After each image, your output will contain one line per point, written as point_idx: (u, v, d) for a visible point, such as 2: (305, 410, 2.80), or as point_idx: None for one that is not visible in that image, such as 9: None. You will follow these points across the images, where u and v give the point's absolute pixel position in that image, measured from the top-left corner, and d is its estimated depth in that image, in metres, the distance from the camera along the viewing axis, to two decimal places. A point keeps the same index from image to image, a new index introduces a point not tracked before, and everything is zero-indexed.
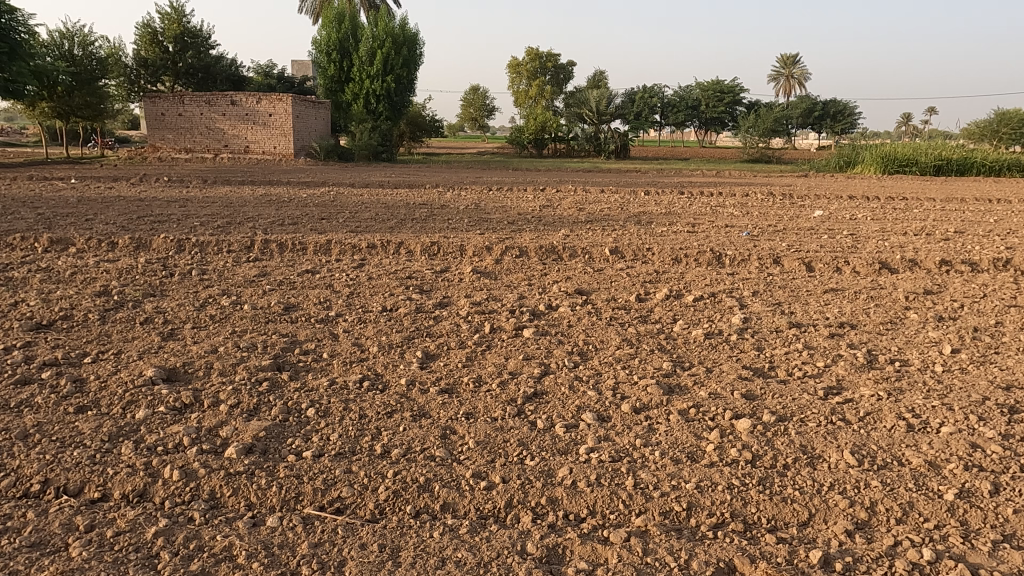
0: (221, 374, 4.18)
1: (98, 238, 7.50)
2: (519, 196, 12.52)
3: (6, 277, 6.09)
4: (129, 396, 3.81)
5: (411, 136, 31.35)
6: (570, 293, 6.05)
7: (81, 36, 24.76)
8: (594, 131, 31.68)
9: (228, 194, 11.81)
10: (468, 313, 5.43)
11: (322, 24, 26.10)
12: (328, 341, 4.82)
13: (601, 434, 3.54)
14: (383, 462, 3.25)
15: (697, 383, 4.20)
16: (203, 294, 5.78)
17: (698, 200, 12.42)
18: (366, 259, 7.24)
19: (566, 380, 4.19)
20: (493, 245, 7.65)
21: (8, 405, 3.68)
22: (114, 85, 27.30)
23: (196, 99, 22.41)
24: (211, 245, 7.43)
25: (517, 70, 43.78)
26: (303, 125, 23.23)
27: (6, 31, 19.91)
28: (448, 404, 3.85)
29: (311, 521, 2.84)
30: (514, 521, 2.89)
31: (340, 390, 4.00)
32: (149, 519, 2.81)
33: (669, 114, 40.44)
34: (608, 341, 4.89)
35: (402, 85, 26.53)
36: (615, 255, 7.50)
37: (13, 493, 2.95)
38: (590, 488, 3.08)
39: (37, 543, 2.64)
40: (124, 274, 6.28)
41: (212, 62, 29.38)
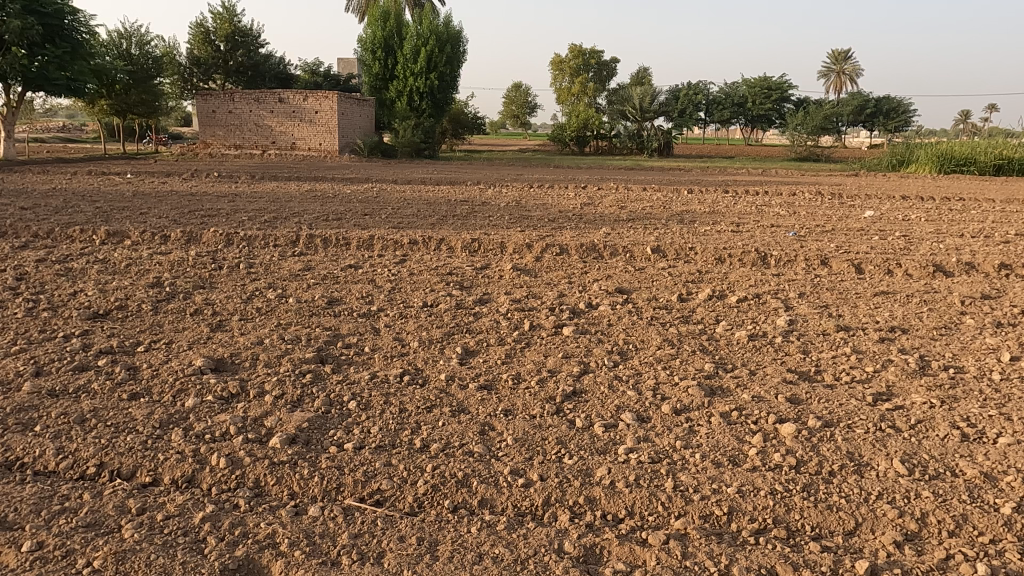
0: (266, 366, 4.28)
1: (151, 232, 7.75)
2: (560, 194, 12.44)
3: (65, 268, 6.34)
4: (179, 385, 3.93)
5: (454, 133, 31.57)
6: (610, 291, 6.01)
7: (139, 36, 25.65)
8: (637, 128, 31.38)
9: (276, 190, 12.08)
10: (508, 310, 5.44)
11: (368, 23, 26.46)
12: (369, 335, 4.89)
13: (640, 434, 3.51)
14: (423, 455, 3.28)
15: (740, 386, 4.12)
16: (250, 287, 5.92)
17: (744, 199, 12.18)
18: (407, 255, 7.31)
19: (606, 379, 4.16)
20: (533, 243, 7.64)
21: (66, 390, 3.84)
22: (169, 83, 28.23)
23: (246, 97, 23.00)
24: (258, 239, 7.62)
25: (561, 67, 43.64)
26: (347, 123, 23.60)
27: (68, 31, 20.87)
28: (487, 400, 3.86)
29: (351, 512, 2.88)
30: (552, 519, 2.88)
31: (380, 384, 4.06)
32: (197, 504, 2.89)
33: (714, 112, 39.64)
34: (649, 341, 4.84)
35: (445, 83, 26.71)
36: (657, 254, 7.41)
37: (71, 474, 3.08)
38: (628, 488, 3.05)
39: (92, 523, 2.75)
40: (175, 266, 6.49)
41: (261, 61, 30.04)
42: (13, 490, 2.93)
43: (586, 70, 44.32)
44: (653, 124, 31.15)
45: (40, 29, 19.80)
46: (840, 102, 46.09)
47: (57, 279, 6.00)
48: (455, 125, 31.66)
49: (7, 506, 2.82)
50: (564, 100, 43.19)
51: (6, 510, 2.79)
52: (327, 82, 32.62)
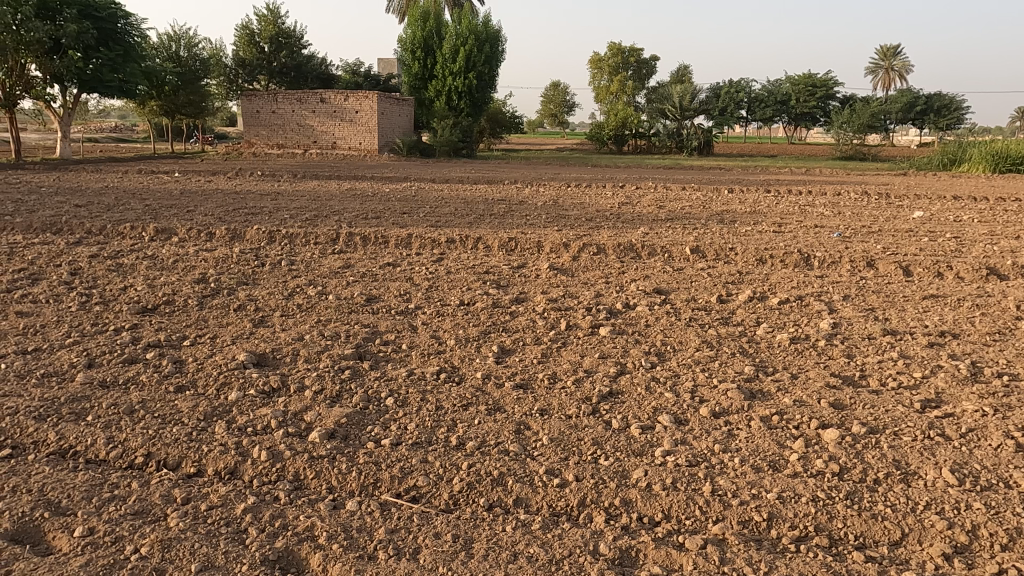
0: (306, 361, 4.36)
1: (197, 229, 7.97)
2: (597, 193, 12.36)
3: (116, 263, 6.57)
4: (223, 378, 4.03)
5: (491, 132, 31.69)
6: (648, 292, 5.95)
7: (187, 39, 26.43)
8: (677, 127, 30.99)
9: (317, 188, 12.30)
10: (544, 310, 5.42)
11: (408, 23, 26.69)
12: (407, 332, 4.94)
13: (678, 437, 3.46)
14: (458, 453, 3.30)
15: (781, 390, 4.03)
16: (291, 284, 6.03)
17: (786, 198, 11.93)
18: (445, 253, 7.38)
19: (643, 380, 4.12)
20: (571, 242, 7.61)
21: (116, 381, 3.98)
22: (215, 84, 28.97)
23: (289, 97, 23.45)
24: (300, 237, 7.75)
25: (599, 66, 43.37)
26: (386, 122, 23.86)
27: (122, 34, 21.56)
28: (523, 399, 3.86)
29: (388, 508, 2.91)
30: (587, 520, 2.87)
31: (417, 381, 4.10)
32: (239, 496, 2.96)
33: (756, 110, 38.59)
34: (687, 342, 4.78)
35: (484, 82, 26.81)
36: (696, 255, 7.31)
37: (120, 463, 3.19)
38: (665, 491, 3.01)
39: (140, 511, 2.83)
40: (220, 263, 6.65)
41: (304, 62, 30.54)
42: (66, 476, 3.04)
43: (625, 68, 43.95)
44: (693, 122, 30.71)
45: (96, 32, 20.54)
46: (889, 100, 44.77)
47: (109, 274, 6.22)
48: (493, 124, 31.78)
49: (60, 491, 2.93)
50: (603, 98, 42.95)
51: (59, 496, 2.90)
52: (367, 83, 33.06)
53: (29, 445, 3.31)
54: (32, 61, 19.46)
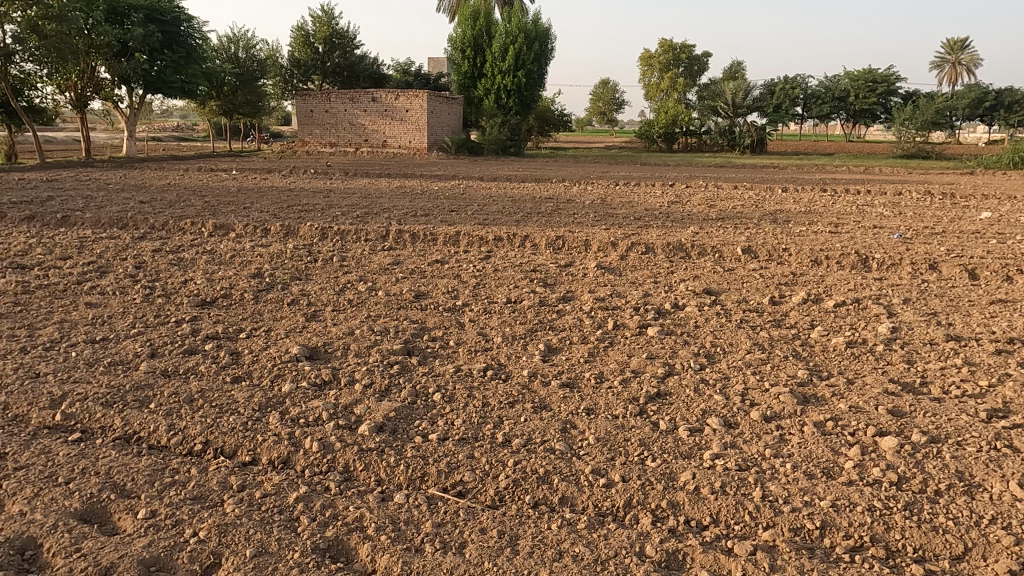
0: (356, 356, 4.45)
1: (253, 225, 8.21)
2: (646, 192, 12.18)
3: (177, 258, 6.83)
4: (277, 370, 4.16)
5: (539, 130, 31.72)
6: (697, 292, 5.85)
7: (246, 41, 27.30)
8: (729, 124, 30.39)
9: (368, 186, 12.52)
10: (591, 309, 5.38)
11: (458, 22, 26.87)
12: (454, 329, 4.99)
13: (728, 440, 3.40)
14: (504, 450, 3.32)
15: (836, 395, 3.91)
16: (343, 279, 6.16)
17: (843, 198, 11.53)
18: (492, 251, 7.43)
19: (692, 382, 4.05)
20: (619, 241, 7.54)
21: (177, 371, 4.14)
22: (272, 84, 29.84)
23: (341, 96, 23.94)
24: (351, 234, 7.91)
25: (650, 63, 42.57)
26: (436, 121, 24.09)
27: (184, 37, 22.41)
28: (569, 398, 3.86)
29: (434, 502, 2.95)
30: (634, 521, 2.84)
31: (464, 377, 4.14)
32: (292, 484, 3.05)
33: (813, 107, 36.82)
34: (738, 344, 4.68)
35: (532, 80, 26.78)
36: (748, 255, 7.15)
37: (180, 449, 3.32)
38: (714, 495, 2.97)
39: (199, 496, 2.95)
40: (275, 259, 6.84)
41: (357, 62, 31.03)
42: (131, 460, 3.18)
43: (676, 65, 43.10)
44: (746, 120, 30.10)
45: (160, 36, 21.40)
46: (955, 95, 42.76)
47: (171, 268, 6.47)
48: (542, 122, 31.73)
49: (125, 475, 3.07)
50: (653, 96, 42.51)
51: (125, 479, 3.04)
52: (417, 82, 33.40)
53: (97, 430, 3.48)
54: (102, 64, 20.37)
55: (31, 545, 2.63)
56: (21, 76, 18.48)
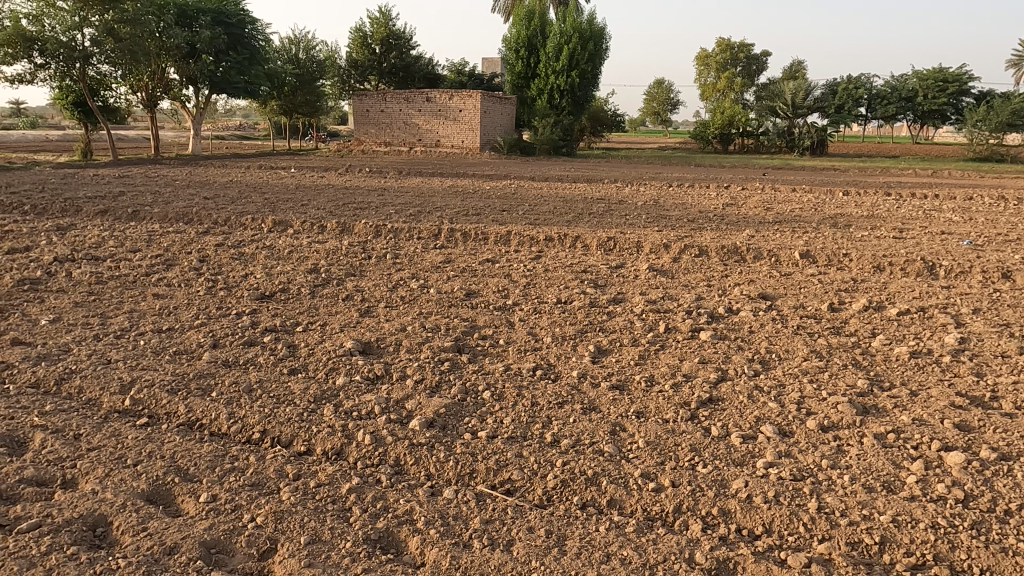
0: (408, 352, 4.53)
1: (311, 222, 8.43)
2: (700, 194, 12.00)
3: (238, 252, 7.07)
4: (332, 364, 4.26)
5: (592, 130, 31.55)
6: (752, 297, 5.72)
7: (306, 42, 27.98)
8: (788, 125, 29.58)
9: (421, 185, 12.66)
10: (643, 311, 5.34)
11: (513, 22, 26.93)
12: (504, 328, 5.01)
13: (782, 449, 3.32)
14: (553, 450, 3.32)
15: (899, 407, 3.77)
16: (396, 277, 6.27)
17: (908, 202, 11.09)
18: (543, 251, 7.44)
19: (745, 388, 3.97)
20: (671, 243, 7.44)
21: (238, 361, 4.29)
22: (330, 84, 30.52)
23: (397, 96, 24.34)
24: (403, 232, 8.04)
25: (706, 63, 41.88)
26: (489, 121, 24.21)
27: (248, 39, 23.15)
28: (619, 401, 3.83)
29: (483, 498, 2.98)
30: (683, 528, 2.81)
31: (513, 375, 4.16)
32: (344, 476, 3.12)
33: (877, 107, 35.46)
34: (794, 351, 4.56)
35: (586, 80, 26.63)
36: (806, 259, 6.97)
37: (239, 437, 3.44)
38: (767, 504, 2.90)
39: (256, 483, 3.05)
40: (331, 255, 7.00)
41: (412, 62, 31.40)
42: (193, 446, 3.31)
43: (734, 65, 42.16)
44: (806, 120, 29.25)
45: (226, 38, 22.19)
46: None
47: (232, 262, 6.71)
48: (594, 122, 31.55)
49: (188, 459, 3.20)
50: (709, 96, 41.76)
51: (188, 463, 3.17)
52: (471, 82, 33.62)
53: (162, 416, 3.63)
54: (171, 65, 21.18)
55: (102, 522, 2.77)
56: (97, 77, 19.30)
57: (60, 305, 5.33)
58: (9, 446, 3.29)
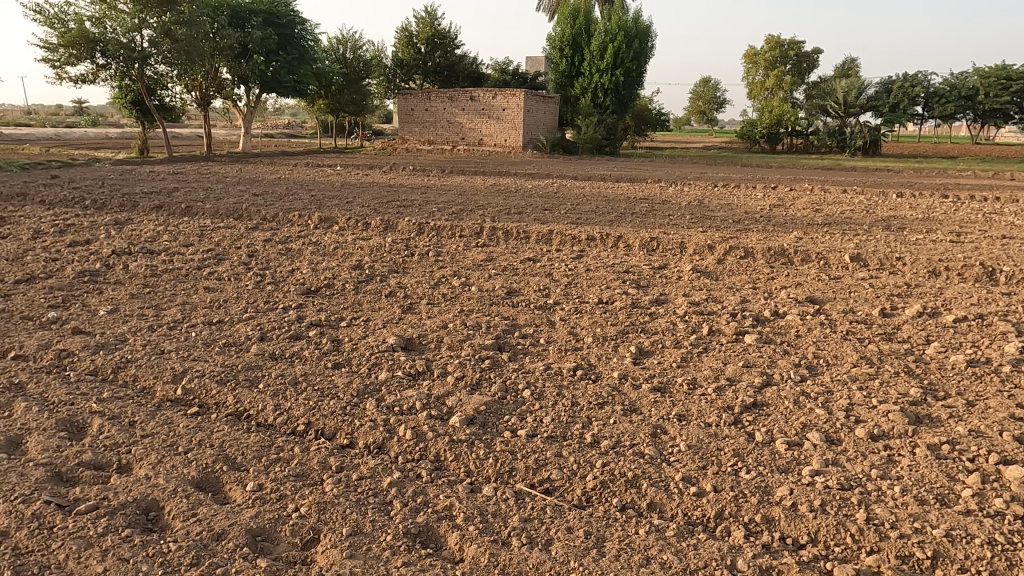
0: (449, 348, 4.57)
1: (355, 219, 8.56)
2: (746, 195, 11.78)
3: (286, 248, 7.23)
4: (374, 359, 4.33)
5: (636, 129, 31.25)
6: (799, 300, 5.59)
7: (353, 42, 28.42)
8: (839, 124, 28.66)
9: (464, 183, 12.75)
10: (685, 313, 5.27)
11: (558, 20, 26.88)
12: (545, 327, 5.01)
13: (829, 457, 3.23)
14: (593, 451, 3.30)
15: (954, 417, 3.63)
16: (438, 274, 6.32)
17: (966, 205, 10.66)
18: (585, 251, 7.40)
19: (791, 394, 3.88)
20: (716, 244, 7.32)
21: (284, 354, 4.39)
22: (376, 84, 30.93)
23: (441, 95, 24.54)
24: (446, 229, 8.10)
25: (754, 61, 41.03)
26: (532, 120, 24.19)
27: (298, 40, 23.65)
28: (660, 403, 3.79)
29: (522, 497, 2.98)
30: (725, 533, 2.76)
31: (554, 375, 4.15)
32: (386, 469, 3.17)
33: (935, 106, 34.12)
34: (843, 357, 4.43)
35: (631, 78, 26.38)
36: (857, 263, 6.77)
37: (285, 428, 3.52)
38: (812, 514, 2.83)
39: (301, 474, 3.11)
40: (375, 252, 7.11)
41: (456, 61, 31.59)
42: (241, 435, 3.41)
43: (784, 63, 41.04)
44: (858, 119, 28.31)
45: (276, 38, 22.72)
46: None
47: (280, 258, 6.86)
48: (638, 122, 31.23)
49: (236, 448, 3.29)
50: (757, 95, 40.92)
51: (236, 452, 3.26)
52: (515, 81, 33.64)
53: (212, 406, 3.74)
54: (224, 65, 21.79)
55: (154, 507, 2.87)
56: (155, 77, 19.97)
57: (117, 296, 5.54)
58: (70, 430, 3.44)
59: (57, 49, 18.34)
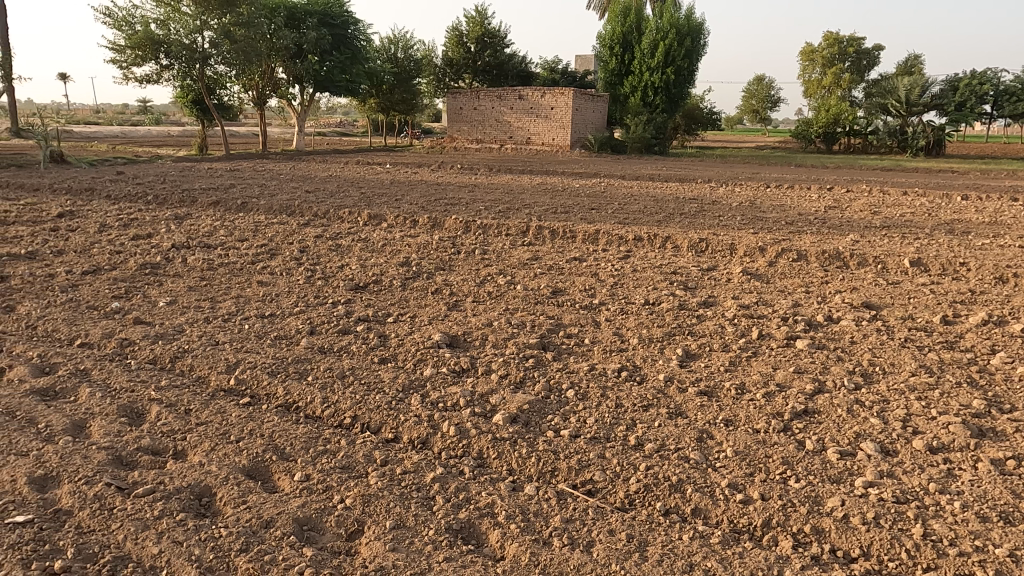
0: (494, 346, 4.58)
1: (404, 217, 8.67)
2: (801, 196, 11.47)
3: (336, 244, 7.38)
4: (419, 355, 4.37)
5: (686, 128, 30.78)
6: (855, 305, 5.40)
7: (404, 41, 28.77)
8: (900, 123, 27.66)
9: (511, 182, 12.77)
10: (734, 316, 5.16)
11: (608, 19, 26.67)
12: (590, 327, 4.98)
13: (884, 469, 3.12)
14: (637, 454, 3.26)
15: (1021, 432, 3.45)
16: (484, 272, 6.35)
17: None
18: (632, 251, 7.31)
19: (844, 402, 3.76)
20: (767, 246, 7.14)
21: (332, 349, 4.48)
22: (426, 83, 31.28)
23: (490, 94, 24.64)
24: (492, 228, 8.13)
25: (811, 58, 39.90)
26: (581, 119, 24.06)
27: (351, 40, 24.08)
28: (706, 407, 3.72)
29: (564, 497, 2.97)
30: (772, 543, 2.69)
31: (599, 376, 4.12)
32: (429, 465, 3.19)
33: (1005, 104, 32.49)
34: (901, 365, 4.27)
35: (682, 77, 25.97)
36: (917, 268, 6.51)
37: (332, 421, 3.59)
38: (865, 526, 2.74)
39: (347, 466, 3.17)
40: (422, 249, 7.19)
41: (506, 60, 31.66)
42: (290, 426, 3.49)
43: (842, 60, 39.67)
44: (921, 119, 27.24)
45: (330, 38, 23.20)
46: None
47: (330, 253, 7.01)
48: (689, 121, 30.73)
49: (285, 439, 3.37)
50: (813, 93, 39.77)
51: (285, 443, 3.34)
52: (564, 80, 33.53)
53: (263, 397, 3.85)
54: (280, 65, 22.36)
55: (207, 493, 2.96)
56: (214, 77, 20.62)
57: (175, 289, 5.75)
58: (130, 416, 3.58)
59: (124, 51, 19.11)
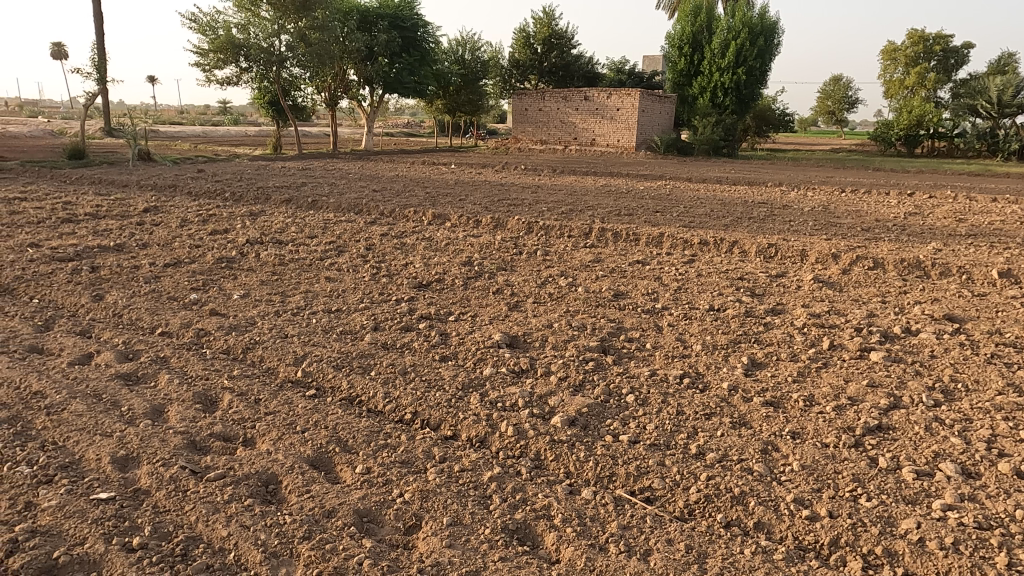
0: (554, 348, 4.57)
1: (467, 217, 8.76)
2: (878, 201, 10.96)
3: (401, 242, 7.54)
4: (479, 354, 4.41)
5: (757, 130, 29.89)
6: (936, 318, 5.11)
7: (472, 43, 29.07)
8: (991, 125, 26.00)
9: (575, 183, 12.71)
10: (804, 325, 4.97)
11: (678, 18, 26.20)
12: (652, 332, 4.90)
13: (964, 491, 2.94)
14: (698, 462, 3.19)
15: None
16: (545, 273, 6.34)
17: None
18: (696, 255, 7.15)
19: (922, 419, 3.57)
20: (841, 253, 6.83)
21: (395, 345, 4.57)
22: (493, 84, 31.51)
23: (555, 95, 24.62)
24: (555, 229, 8.12)
25: (894, 57, 38.11)
26: (647, 120, 23.73)
27: (420, 42, 24.50)
28: (772, 418, 3.60)
29: (622, 503, 2.93)
30: (840, 563, 2.58)
31: (659, 382, 4.04)
32: (487, 464, 3.21)
33: None
34: (986, 382, 4.02)
35: (754, 77, 25.26)
36: (1005, 279, 6.12)
37: (393, 416, 3.66)
38: (942, 551, 2.59)
39: (406, 460, 3.23)
40: (485, 249, 7.25)
41: (572, 61, 31.54)
42: (353, 420, 3.58)
43: (928, 60, 37.37)
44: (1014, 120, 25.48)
45: (400, 41, 23.70)
46: None
47: (394, 252, 7.15)
48: (760, 122, 29.82)
49: (348, 432, 3.46)
50: (895, 94, 37.90)
51: (348, 436, 3.42)
52: (631, 81, 33.13)
53: (328, 389, 3.95)
54: (352, 67, 22.99)
55: (273, 480, 3.07)
56: (290, 79, 21.38)
57: (249, 282, 5.99)
58: (205, 403, 3.75)
59: (208, 54, 20.04)
